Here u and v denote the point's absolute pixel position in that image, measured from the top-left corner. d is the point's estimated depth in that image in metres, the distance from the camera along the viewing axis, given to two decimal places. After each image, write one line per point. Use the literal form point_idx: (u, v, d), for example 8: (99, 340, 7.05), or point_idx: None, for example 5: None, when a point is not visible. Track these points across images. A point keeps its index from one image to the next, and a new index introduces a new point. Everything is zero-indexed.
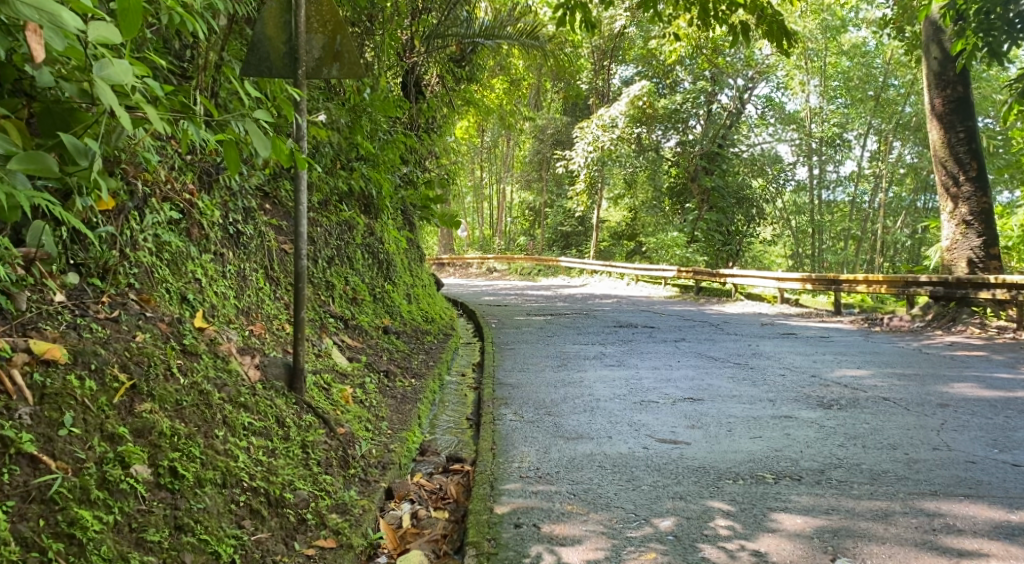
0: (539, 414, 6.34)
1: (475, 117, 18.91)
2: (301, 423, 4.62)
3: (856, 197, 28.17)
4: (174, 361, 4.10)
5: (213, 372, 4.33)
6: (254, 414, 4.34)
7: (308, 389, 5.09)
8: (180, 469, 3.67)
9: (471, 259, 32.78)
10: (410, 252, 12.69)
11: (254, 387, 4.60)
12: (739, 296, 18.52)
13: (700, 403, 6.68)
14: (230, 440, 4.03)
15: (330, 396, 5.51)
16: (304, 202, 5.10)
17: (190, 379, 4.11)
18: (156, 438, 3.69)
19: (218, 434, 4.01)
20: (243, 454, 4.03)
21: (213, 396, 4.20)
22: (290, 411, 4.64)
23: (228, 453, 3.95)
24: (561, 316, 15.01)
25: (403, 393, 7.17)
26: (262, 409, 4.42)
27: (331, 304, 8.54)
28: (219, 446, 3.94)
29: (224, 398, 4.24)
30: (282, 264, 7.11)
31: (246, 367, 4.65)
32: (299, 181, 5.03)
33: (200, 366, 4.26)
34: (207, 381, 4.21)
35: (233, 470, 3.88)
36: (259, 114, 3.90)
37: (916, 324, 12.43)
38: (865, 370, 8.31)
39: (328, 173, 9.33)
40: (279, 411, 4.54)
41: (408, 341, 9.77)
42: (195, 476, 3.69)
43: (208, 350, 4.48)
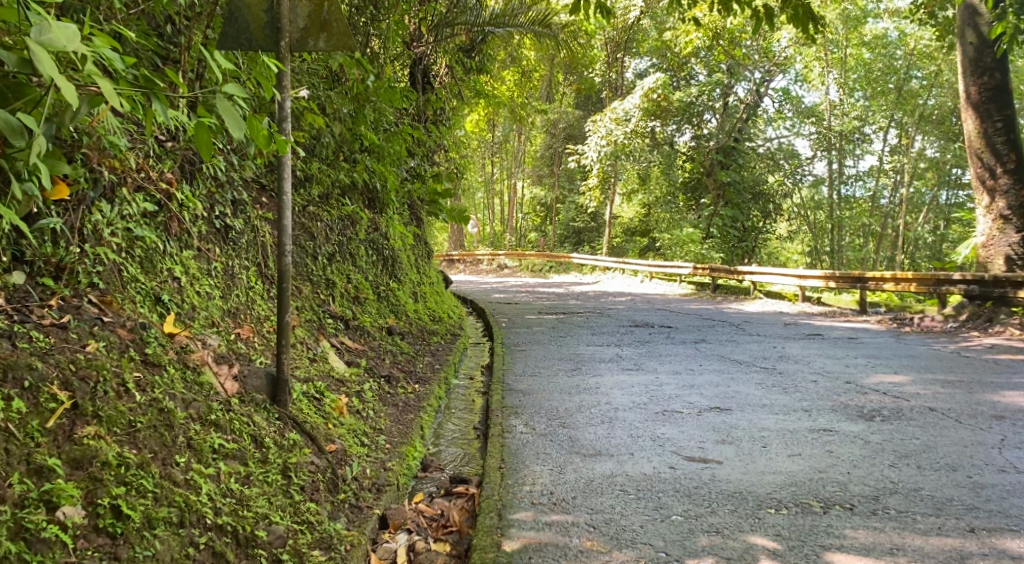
0: (553, 426, 5.80)
1: (485, 110, 18.37)
2: (283, 443, 4.12)
3: (878, 194, 27.44)
4: (129, 375, 3.69)
5: (180, 387, 3.88)
6: (227, 434, 3.88)
7: (294, 400, 4.59)
8: (124, 508, 3.25)
9: (480, 256, 32.20)
10: (417, 249, 12.16)
11: (230, 402, 4.12)
12: (759, 294, 17.94)
13: (729, 414, 6.14)
14: (193, 467, 3.59)
15: (319, 406, 5.00)
16: (287, 189, 4.57)
17: (149, 395, 3.69)
18: (97, 470, 3.28)
19: (179, 460, 3.58)
20: (209, 484, 3.59)
21: (176, 414, 3.76)
22: (270, 430, 4.14)
23: (189, 485, 3.51)
24: (574, 315, 14.45)
25: (403, 400, 6.64)
26: (237, 429, 3.96)
27: (331, 303, 8.04)
28: (179, 475, 3.51)
29: (191, 417, 3.79)
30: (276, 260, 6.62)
31: (219, 381, 4.16)
32: (283, 167, 4.51)
33: (162, 380, 3.83)
34: (168, 397, 3.78)
35: (193, 504, 3.45)
36: (225, 88, 3.38)
37: (949, 325, 11.91)
38: (903, 376, 7.77)
39: (328, 165, 8.81)
40: (257, 432, 4.04)
41: (413, 342, 9.25)
42: (144, 516, 3.28)
43: (176, 359, 4.04)
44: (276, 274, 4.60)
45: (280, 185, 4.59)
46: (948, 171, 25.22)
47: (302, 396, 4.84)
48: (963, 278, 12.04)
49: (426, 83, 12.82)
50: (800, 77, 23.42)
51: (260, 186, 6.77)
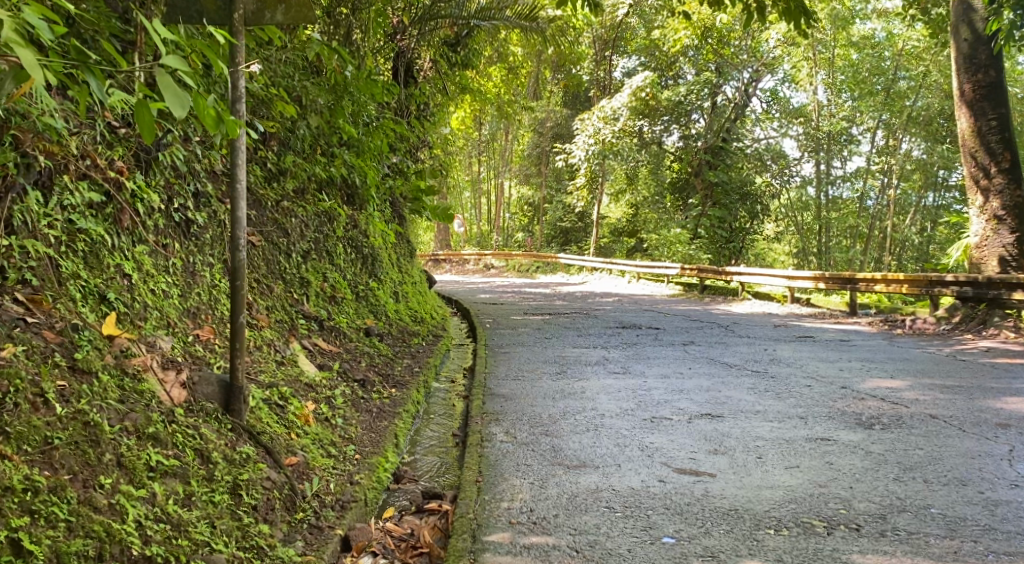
0: (535, 435, 5.44)
1: (471, 107, 18.04)
2: (233, 457, 3.92)
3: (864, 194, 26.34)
4: (51, 385, 3.50)
5: (113, 393, 3.72)
6: (167, 449, 3.70)
7: (254, 409, 4.36)
8: (27, 543, 3.02)
9: (467, 255, 31.85)
10: (399, 248, 11.79)
11: (174, 412, 3.93)
12: (747, 295, 17.64)
13: (721, 421, 5.80)
14: (120, 489, 3.39)
15: (281, 415, 4.63)
16: (242, 177, 4.23)
17: (73, 407, 3.50)
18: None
19: (104, 482, 3.37)
20: (138, 507, 3.39)
21: (105, 428, 3.56)
22: (220, 443, 3.94)
23: (114, 510, 3.31)
24: (560, 315, 14.11)
25: (377, 405, 6.28)
26: (176, 443, 3.75)
27: (304, 303, 7.67)
28: (101, 500, 3.31)
29: (126, 430, 3.61)
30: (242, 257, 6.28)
31: (163, 388, 3.98)
32: (238, 151, 4.18)
33: (91, 389, 3.64)
34: (95, 408, 3.57)
35: (116, 533, 3.24)
36: (163, 61, 3.02)
37: (942, 328, 11.63)
38: (899, 380, 7.45)
39: (304, 160, 8.45)
40: (202, 445, 3.84)
41: (392, 344, 8.87)
42: (52, 549, 3.06)
43: (112, 366, 3.85)
44: (229, 272, 4.27)
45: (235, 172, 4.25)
46: (936, 172, 25.00)
47: (261, 405, 4.48)
48: (956, 279, 11.77)
49: (410, 78, 12.45)
50: (789, 78, 23.21)
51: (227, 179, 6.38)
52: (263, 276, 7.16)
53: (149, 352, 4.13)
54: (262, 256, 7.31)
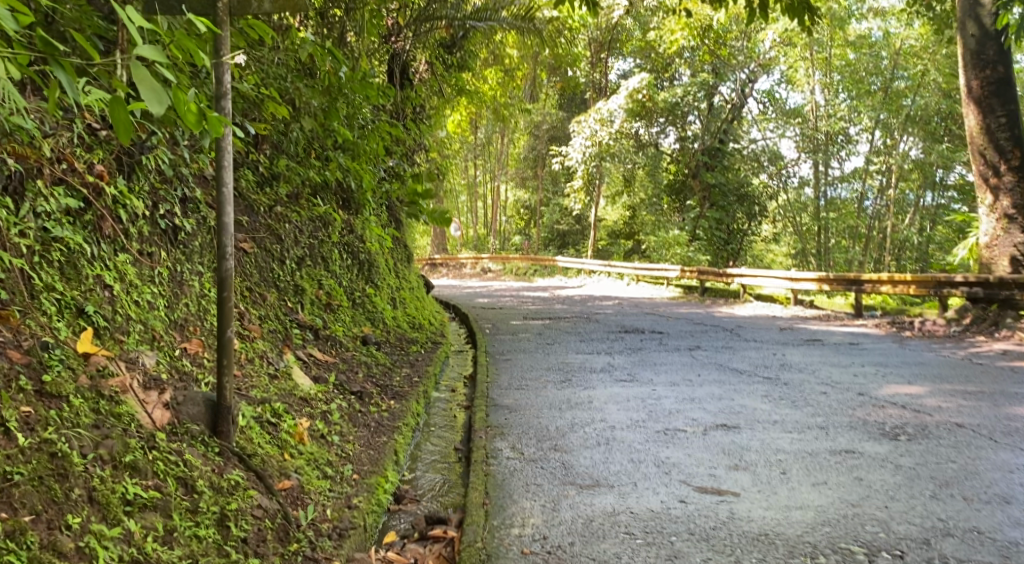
0: (543, 450, 5.16)
1: (467, 110, 17.78)
2: (219, 485, 3.67)
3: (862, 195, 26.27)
4: (15, 411, 3.22)
5: (86, 417, 3.46)
6: (146, 479, 3.43)
7: (244, 427, 4.17)
8: None
9: (464, 259, 31.55)
10: (396, 253, 11.49)
11: (155, 436, 3.68)
12: (749, 297, 17.37)
13: (737, 432, 5.53)
14: (90, 528, 3.11)
15: (272, 433, 4.39)
16: (229, 179, 3.95)
17: (38, 436, 3.22)
18: None
19: (73, 522, 3.09)
20: (111, 547, 3.11)
21: (74, 460, 3.27)
22: (205, 470, 3.68)
23: (84, 553, 3.03)
24: (561, 320, 13.83)
25: (375, 419, 5.98)
26: (157, 473, 3.49)
27: (299, 311, 7.39)
28: (68, 543, 3.02)
29: (100, 460, 3.34)
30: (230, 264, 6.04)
31: (145, 409, 3.73)
32: (224, 149, 3.91)
33: (61, 416, 3.36)
34: (63, 437, 3.29)
35: None
36: (138, 51, 2.72)
37: (952, 330, 11.37)
38: (919, 386, 7.17)
39: (297, 164, 8.18)
40: (186, 473, 3.58)
41: (390, 353, 8.57)
42: None
43: (86, 388, 3.59)
44: (217, 281, 4.00)
45: (220, 176, 3.98)
46: (934, 173, 24.74)
47: (251, 423, 4.25)
48: (966, 279, 11.52)
49: (405, 80, 12.17)
50: (786, 78, 23.02)
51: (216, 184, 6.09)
52: (256, 285, 6.88)
53: (130, 371, 3.88)
54: (254, 263, 7.02)
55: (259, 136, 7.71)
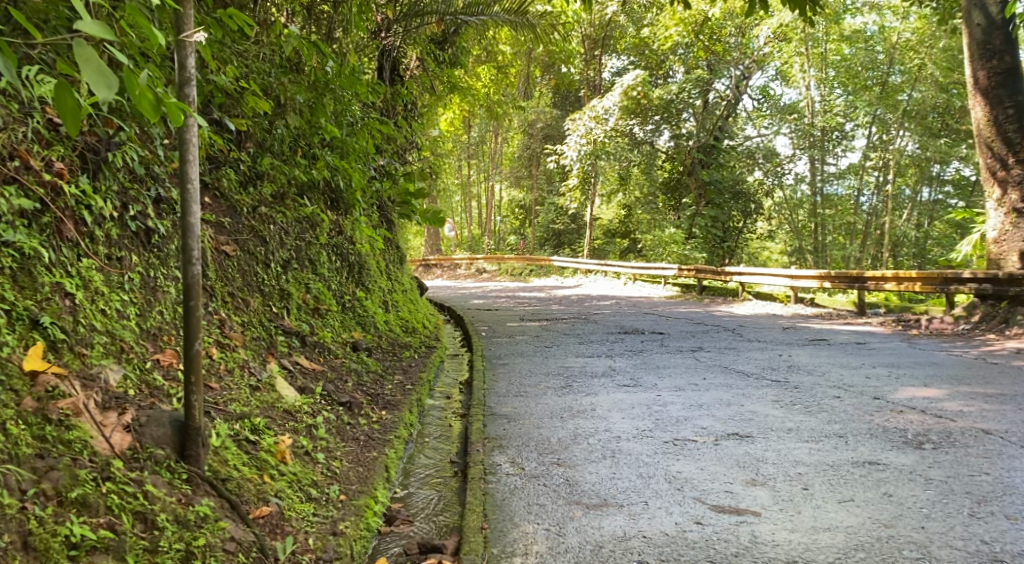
0: (546, 464, 4.83)
1: (459, 108, 17.42)
2: (182, 517, 3.51)
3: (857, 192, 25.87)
4: None
5: (26, 448, 3.31)
6: (91, 516, 3.29)
7: (218, 451, 3.95)
8: None
9: (458, 260, 31.19)
10: (388, 254, 11.15)
11: (110, 465, 3.52)
12: (748, 296, 17.04)
13: (752, 442, 5.20)
14: None
15: (249, 453, 4.12)
16: (195, 174, 3.61)
17: None
18: None
19: None
20: None
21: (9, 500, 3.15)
22: (167, 502, 3.52)
23: None
24: (558, 321, 13.49)
25: (365, 432, 5.63)
26: (110, 508, 3.35)
27: (285, 317, 7.04)
28: None
29: (38, 499, 3.21)
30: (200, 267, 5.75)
31: (103, 433, 3.60)
32: (189, 138, 3.59)
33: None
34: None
35: None
36: (79, 32, 2.41)
37: (961, 328, 11.05)
38: (936, 389, 6.84)
39: (283, 163, 7.82)
40: (144, 507, 3.44)
41: (382, 359, 8.22)
42: None
43: (32, 411, 3.44)
44: (183, 288, 3.67)
45: (185, 171, 3.64)
46: (930, 169, 24.34)
47: (227, 446, 4.02)
48: (973, 276, 11.20)
49: (396, 76, 11.81)
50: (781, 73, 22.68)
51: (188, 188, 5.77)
52: (238, 290, 6.52)
53: (85, 391, 3.72)
54: (237, 267, 6.67)
55: (241, 133, 7.35)
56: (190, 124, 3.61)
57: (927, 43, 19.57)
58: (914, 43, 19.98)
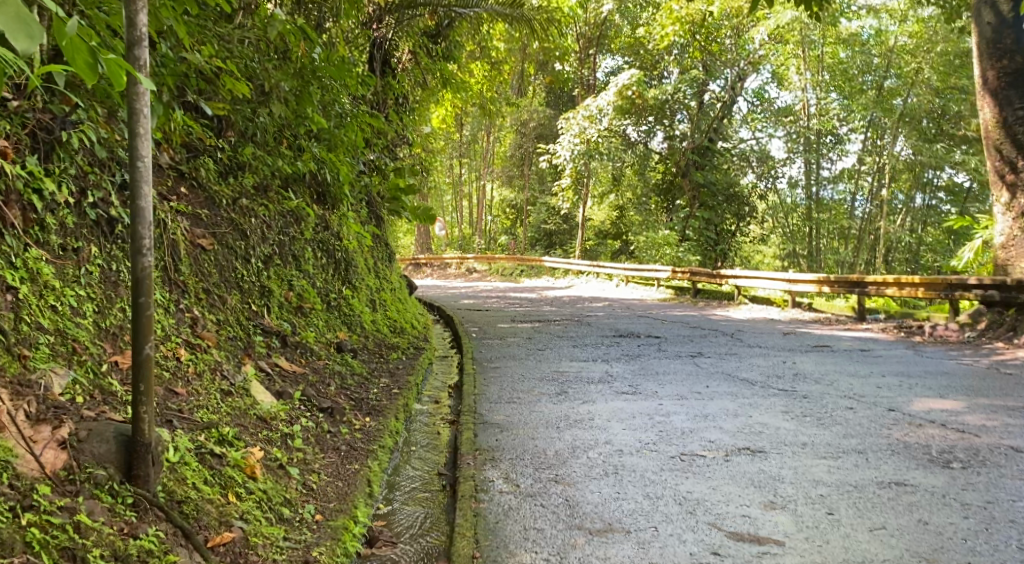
0: (543, 480, 4.44)
1: (451, 104, 17.02)
2: (122, 550, 3.19)
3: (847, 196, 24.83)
4: None
5: None
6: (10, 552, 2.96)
7: (173, 468, 3.62)
8: None
9: (448, 260, 30.69)
10: (376, 251, 10.72)
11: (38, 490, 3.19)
12: (744, 299, 16.65)
13: (765, 458, 4.81)
14: None
15: (212, 472, 3.79)
16: (146, 153, 3.25)
17: None
18: None
19: None
20: None
21: None
22: (105, 532, 3.20)
23: None
24: (550, 323, 13.08)
25: (347, 441, 5.20)
26: (29, 544, 3.00)
27: (265, 316, 6.61)
28: None
29: None
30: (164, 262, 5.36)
31: (31, 451, 3.27)
32: (140, 95, 3.23)
33: None
34: None
35: None
36: None
37: (966, 335, 10.68)
38: (954, 400, 6.45)
39: (265, 153, 7.38)
40: (73, 542, 3.11)
41: (367, 361, 7.78)
42: None
43: None
44: (131, 282, 3.30)
45: (137, 147, 3.25)
46: (927, 177, 23.84)
47: (186, 465, 3.70)
48: (980, 282, 10.84)
49: (387, 68, 11.39)
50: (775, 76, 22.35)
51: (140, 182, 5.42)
52: (215, 286, 6.09)
53: (14, 400, 3.40)
54: (214, 261, 6.24)
55: (220, 119, 6.91)
56: (140, 86, 3.30)
57: (925, 46, 18.90)
58: (910, 46, 19.22)
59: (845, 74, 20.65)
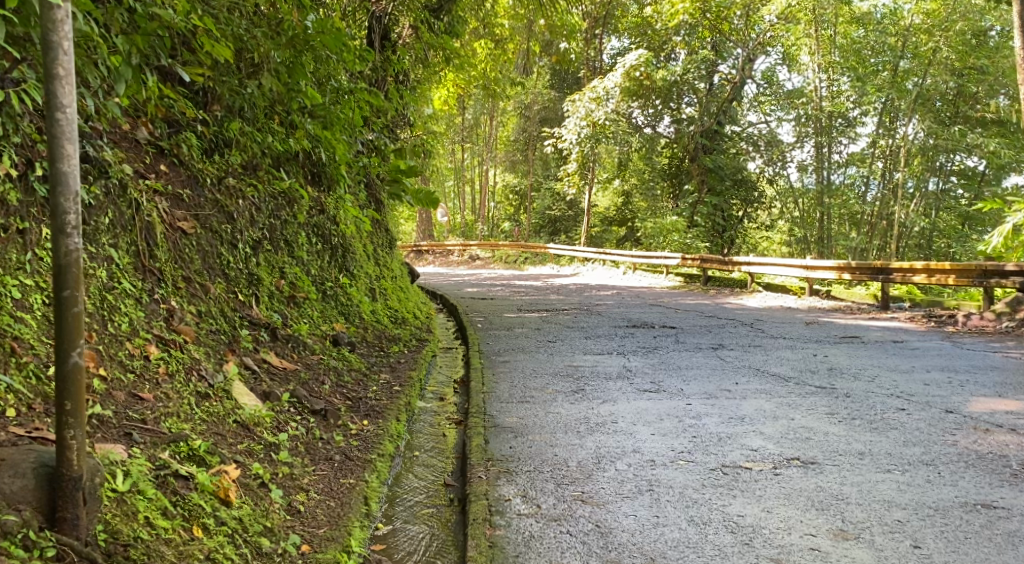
0: (566, 498, 3.89)
1: (454, 86, 16.34)
2: None
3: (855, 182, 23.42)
4: None
5: None
6: None
7: (118, 503, 3.15)
8: None
9: (450, 246, 29.99)
10: (375, 237, 10.04)
11: None
12: (758, 287, 15.98)
13: (821, 470, 4.23)
14: None
15: (172, 501, 3.33)
16: (69, 101, 2.84)
17: None
18: None
19: None
20: None
21: None
22: None
23: None
24: (558, 311, 12.45)
25: (341, 450, 4.56)
26: None
27: (252, 306, 5.95)
28: None
29: None
30: (136, 248, 4.65)
31: None
32: (60, 22, 2.80)
33: None
34: None
35: None
36: None
37: (1004, 325, 10.04)
38: (1016, 402, 5.84)
39: (256, 129, 6.66)
40: None
41: (366, 355, 7.13)
42: None
43: None
44: (54, 271, 2.87)
45: (56, 95, 2.81)
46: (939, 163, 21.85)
47: (139, 494, 3.25)
48: (1018, 269, 10.27)
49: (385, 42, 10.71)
50: (784, 57, 21.50)
51: (110, 155, 4.63)
52: (196, 274, 5.45)
53: None
54: (196, 247, 5.60)
55: (205, 91, 6.23)
56: (60, 11, 2.82)
57: (941, 25, 17.74)
58: (925, 25, 18.12)
59: (857, 55, 19.66)
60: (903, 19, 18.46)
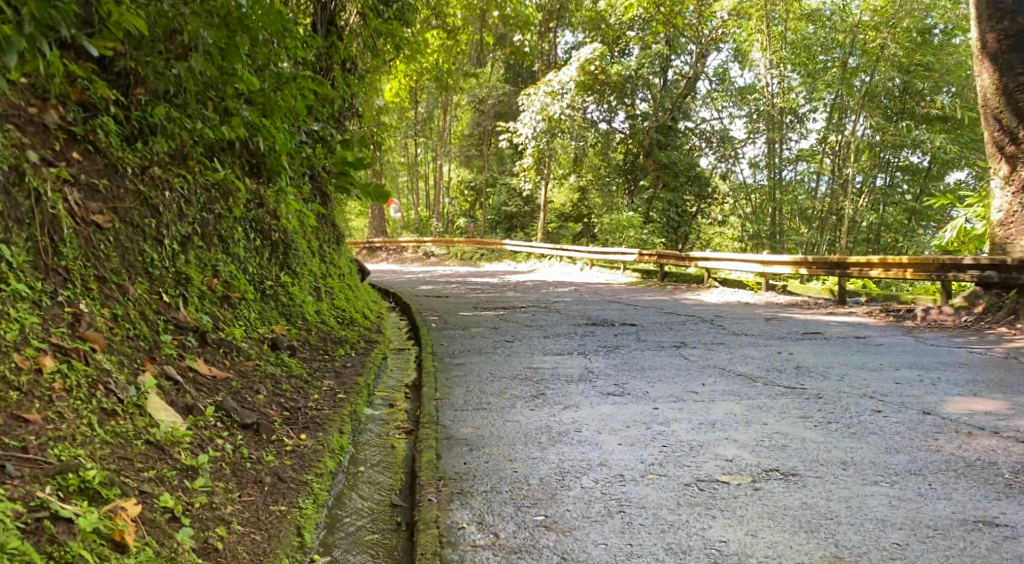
0: (530, 524, 3.50)
1: (405, 77, 15.81)
2: None
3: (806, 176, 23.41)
4: None
5: None
6: None
7: None
8: None
9: (404, 243, 29.37)
10: (321, 233, 9.50)
11: None
12: (714, 282, 15.67)
13: (805, 483, 3.86)
14: None
15: (45, 554, 2.99)
16: None
17: None
18: None
19: None
20: None
21: None
22: None
23: None
24: (515, 309, 12.04)
25: (274, 470, 4.08)
26: None
27: (180, 308, 5.39)
28: None
29: None
30: (34, 244, 4.08)
31: None
32: None
33: None
34: None
35: None
36: None
37: (963, 320, 9.53)
38: (993, 401, 5.53)
39: (185, 116, 6.01)
40: None
41: (308, 359, 6.62)
42: None
43: None
44: None
45: None
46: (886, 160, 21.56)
47: None
48: (976, 262, 9.64)
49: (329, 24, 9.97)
50: (737, 53, 21.29)
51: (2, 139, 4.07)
52: (113, 272, 4.91)
53: None
54: (113, 243, 5.05)
55: (128, 73, 5.63)
56: None
57: (888, 22, 17.10)
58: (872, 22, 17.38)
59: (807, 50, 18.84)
60: (851, 15, 17.69)
